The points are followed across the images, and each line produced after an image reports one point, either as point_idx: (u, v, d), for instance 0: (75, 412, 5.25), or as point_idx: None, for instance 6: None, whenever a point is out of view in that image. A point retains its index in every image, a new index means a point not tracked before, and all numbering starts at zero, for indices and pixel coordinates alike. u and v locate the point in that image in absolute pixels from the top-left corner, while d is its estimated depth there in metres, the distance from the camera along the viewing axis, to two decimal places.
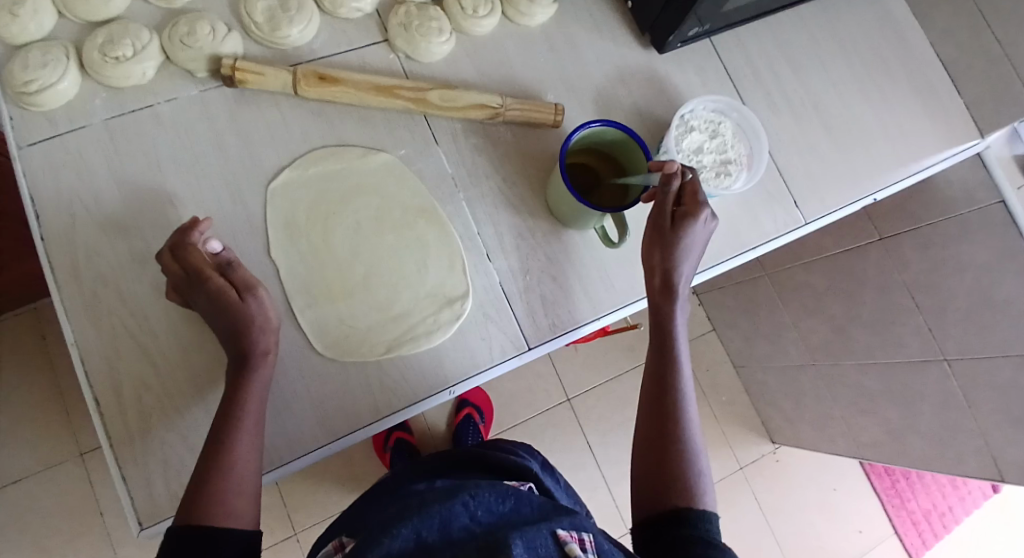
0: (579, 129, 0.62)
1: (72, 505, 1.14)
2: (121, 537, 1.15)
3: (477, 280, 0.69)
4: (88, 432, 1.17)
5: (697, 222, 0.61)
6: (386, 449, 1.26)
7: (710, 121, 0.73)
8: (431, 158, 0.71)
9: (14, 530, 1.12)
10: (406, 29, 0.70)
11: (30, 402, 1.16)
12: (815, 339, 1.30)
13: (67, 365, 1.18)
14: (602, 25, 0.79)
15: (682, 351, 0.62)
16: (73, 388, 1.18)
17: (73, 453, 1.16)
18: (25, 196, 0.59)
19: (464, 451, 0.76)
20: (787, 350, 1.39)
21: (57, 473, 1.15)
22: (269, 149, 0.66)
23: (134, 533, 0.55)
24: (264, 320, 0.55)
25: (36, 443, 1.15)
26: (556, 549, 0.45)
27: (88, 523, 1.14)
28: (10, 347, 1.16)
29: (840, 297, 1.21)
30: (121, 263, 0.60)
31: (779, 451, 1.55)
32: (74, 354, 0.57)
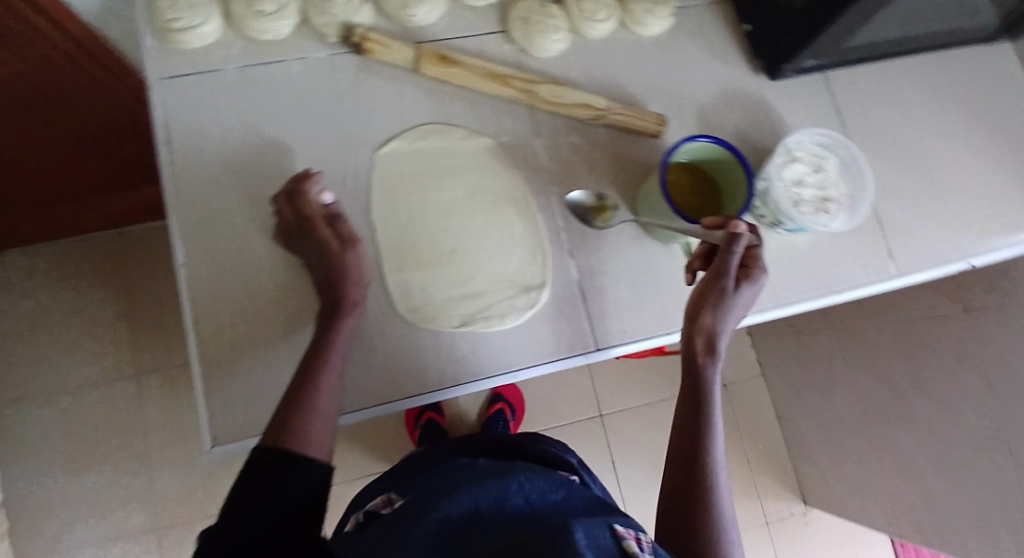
0: (723, 142, 0.63)
1: (118, 422, 1.22)
2: (156, 460, 1.22)
3: (556, 273, 0.70)
4: (146, 358, 1.25)
5: (752, 284, 0.61)
6: (416, 425, 1.29)
7: (815, 155, 0.72)
8: (531, 149, 0.73)
9: (58, 433, 1.19)
10: (525, 23, 0.72)
11: (97, 320, 1.24)
12: (870, 399, 1.26)
13: (137, 292, 1.26)
14: (716, 45, 0.80)
15: (717, 407, 0.60)
16: (139, 313, 1.26)
17: (130, 375, 1.23)
18: (158, 125, 0.64)
19: (495, 438, 0.82)
20: (838, 407, 1.36)
21: (109, 390, 1.22)
22: (380, 117, 0.70)
23: (207, 447, 0.59)
24: (359, 273, 0.59)
25: (95, 358, 1.23)
26: (613, 543, 0.44)
27: (129, 442, 1.21)
28: (91, 266, 1.25)
29: (904, 362, 1.17)
30: (234, 197, 0.64)
31: (809, 514, 1.51)
32: (181, 275, 0.62)
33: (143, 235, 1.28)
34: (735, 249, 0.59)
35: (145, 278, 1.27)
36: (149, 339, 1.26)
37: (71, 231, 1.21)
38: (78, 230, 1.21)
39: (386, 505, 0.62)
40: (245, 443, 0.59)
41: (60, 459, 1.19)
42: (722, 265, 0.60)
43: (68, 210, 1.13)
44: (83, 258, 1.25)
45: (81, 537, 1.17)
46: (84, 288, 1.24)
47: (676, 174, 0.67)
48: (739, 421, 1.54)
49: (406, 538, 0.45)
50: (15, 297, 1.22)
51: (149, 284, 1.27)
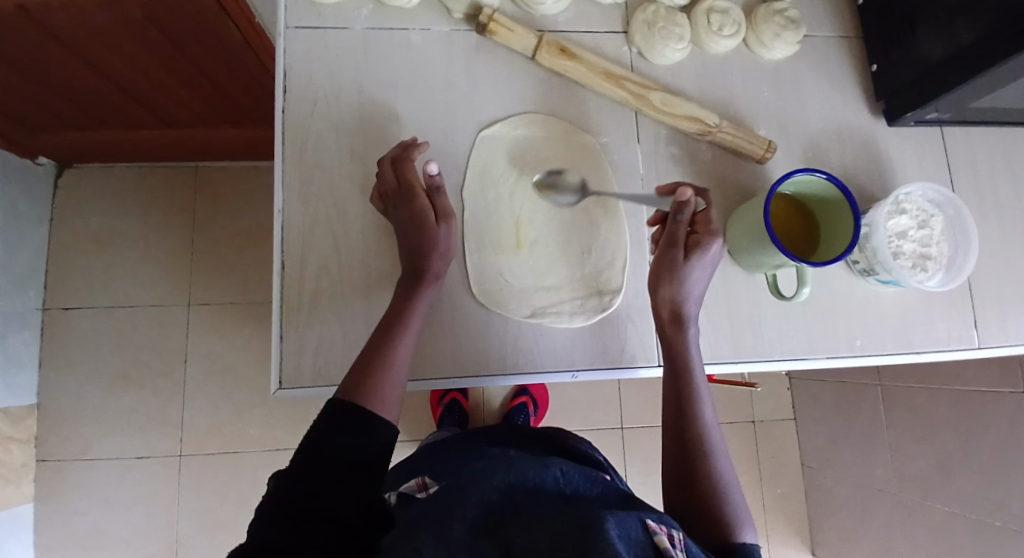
0: (841, 185, 0.61)
1: (167, 344, 1.27)
2: (196, 387, 1.27)
3: (633, 282, 0.70)
4: (202, 289, 1.29)
5: (708, 250, 0.61)
6: (440, 404, 1.30)
7: (922, 209, 0.69)
8: (629, 154, 0.72)
9: (112, 344, 1.25)
10: (649, 27, 0.71)
11: (163, 244, 1.29)
12: (910, 467, 1.22)
13: (204, 225, 1.31)
14: (836, 80, 0.77)
15: (698, 374, 0.60)
16: (203, 245, 1.30)
17: (185, 302, 1.28)
18: (280, 71, 0.66)
19: (533, 431, 0.83)
20: (873, 468, 1.33)
21: (164, 313, 1.28)
22: (490, 98, 0.70)
23: (273, 389, 0.60)
24: (446, 247, 0.60)
25: (155, 279, 1.28)
26: (644, 537, 0.42)
27: (173, 365, 1.27)
28: (167, 192, 1.30)
29: (955, 436, 1.12)
30: (339, 153, 0.66)
31: None
32: (277, 218, 0.63)
33: (219, 172, 1.32)
34: (683, 215, 0.61)
35: (215, 213, 1.31)
36: (208, 272, 1.30)
37: (155, 156, 1.27)
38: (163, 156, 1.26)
39: (420, 489, 0.62)
40: (310, 390, 0.61)
41: (109, 369, 1.25)
42: (673, 233, 0.61)
43: (158, 135, 1.18)
44: (161, 184, 1.30)
45: (115, 447, 1.23)
46: (157, 212, 1.30)
47: (781, 207, 0.66)
48: (763, 463, 1.50)
49: (447, 516, 0.45)
50: (94, 210, 1.28)
51: (218, 219, 1.31)
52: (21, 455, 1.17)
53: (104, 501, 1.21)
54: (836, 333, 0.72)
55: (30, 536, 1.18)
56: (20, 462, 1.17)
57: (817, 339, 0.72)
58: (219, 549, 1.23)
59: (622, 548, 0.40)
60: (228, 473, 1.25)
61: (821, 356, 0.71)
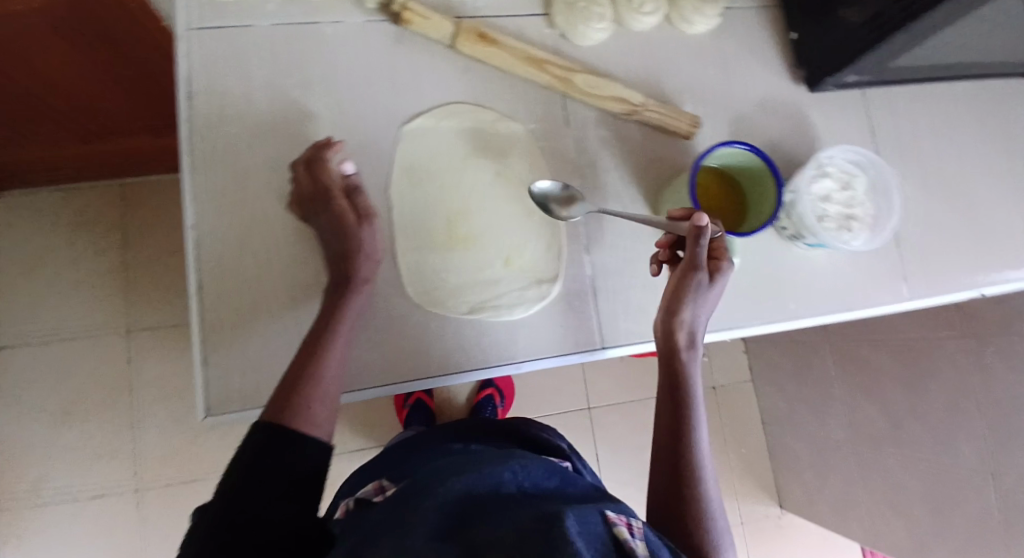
0: (764, 157, 0.62)
1: (110, 373, 1.21)
2: (146, 415, 1.21)
3: (570, 268, 0.69)
4: (142, 311, 1.23)
5: (726, 271, 0.61)
6: (404, 405, 1.27)
7: (846, 172, 0.71)
8: (559, 139, 0.71)
9: (49, 380, 1.19)
10: (569, 8, 0.70)
11: (94, 270, 1.22)
12: (862, 421, 1.27)
13: (137, 244, 1.24)
14: (758, 51, 0.78)
15: (697, 397, 0.60)
16: (139, 264, 1.24)
17: (124, 328, 1.22)
18: (182, 77, 0.62)
19: (495, 421, 0.82)
20: (828, 424, 1.37)
21: (103, 341, 1.21)
22: (411, 92, 0.68)
23: (201, 416, 0.58)
24: (372, 249, 0.58)
25: (90, 308, 1.22)
26: (604, 530, 0.42)
27: (119, 395, 1.21)
28: (92, 214, 1.23)
29: (901, 388, 1.17)
30: (253, 161, 0.62)
31: (784, 517, 1.55)
32: (190, 236, 0.60)
33: (147, 185, 1.26)
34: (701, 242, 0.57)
35: (148, 230, 1.25)
36: (145, 291, 1.24)
37: (75, 175, 1.19)
38: (82, 173, 1.19)
39: (377, 492, 0.62)
40: (240, 413, 0.58)
41: (48, 406, 1.18)
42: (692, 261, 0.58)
43: (77, 152, 1.11)
44: (85, 204, 1.23)
45: (63, 484, 1.17)
46: (84, 236, 1.22)
47: (707, 180, 0.66)
48: (726, 427, 1.55)
49: (404, 528, 0.44)
50: (13, 237, 1.20)
51: (152, 235, 1.25)
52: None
53: (55, 541, 1.16)
54: (771, 300, 0.74)
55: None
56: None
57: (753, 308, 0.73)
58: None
59: (581, 542, 0.38)
60: (187, 498, 1.20)
61: (757, 323, 0.73)
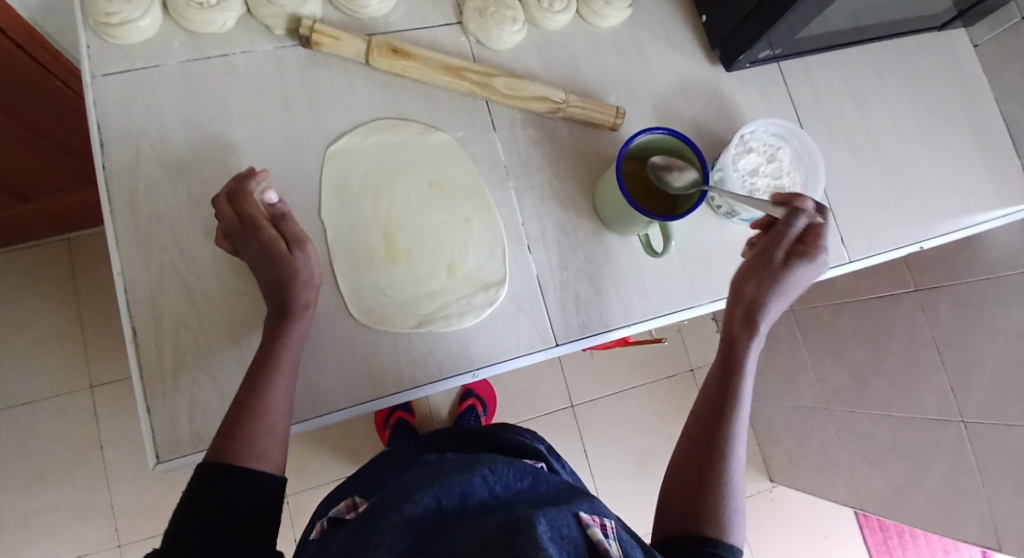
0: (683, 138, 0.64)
1: (74, 435, 1.17)
2: (117, 473, 1.17)
3: (515, 270, 0.69)
4: (103, 366, 1.20)
5: (809, 265, 0.60)
6: (386, 427, 1.26)
7: (768, 145, 0.73)
8: (487, 143, 0.71)
9: (11, 450, 1.14)
10: (481, 14, 0.71)
11: (45, 331, 1.18)
12: (832, 383, 1.29)
13: (89, 299, 1.21)
14: (673, 36, 0.80)
15: (747, 384, 0.59)
16: (92, 319, 1.21)
17: (86, 385, 1.19)
18: (93, 125, 0.61)
19: (471, 429, 0.81)
20: (801, 390, 1.39)
21: (65, 402, 1.17)
22: (332, 113, 0.67)
23: (150, 465, 0.56)
24: (309, 274, 0.58)
25: (46, 370, 1.18)
26: (578, 532, 0.43)
27: (87, 456, 1.17)
28: (37, 274, 1.19)
29: (863, 346, 1.19)
30: (176, 201, 0.61)
31: (775, 491, 1.55)
32: (119, 284, 0.59)
33: (91, 238, 1.22)
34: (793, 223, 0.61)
35: (98, 283, 1.22)
36: (101, 346, 1.21)
37: (14, 238, 1.15)
38: (19, 235, 1.15)
39: (349, 510, 0.61)
40: (191, 458, 0.57)
41: (13, 477, 1.14)
42: (778, 236, 0.62)
43: (18, 214, 1.07)
44: (27, 265, 1.19)
45: (37, 556, 1.13)
46: (31, 298, 1.19)
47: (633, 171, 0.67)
48: None
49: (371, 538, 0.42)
50: None
51: (103, 288, 1.22)
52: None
53: None
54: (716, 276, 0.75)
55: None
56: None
57: (699, 285, 0.74)
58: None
59: (553, 547, 0.39)
60: None
61: (706, 301, 0.74)
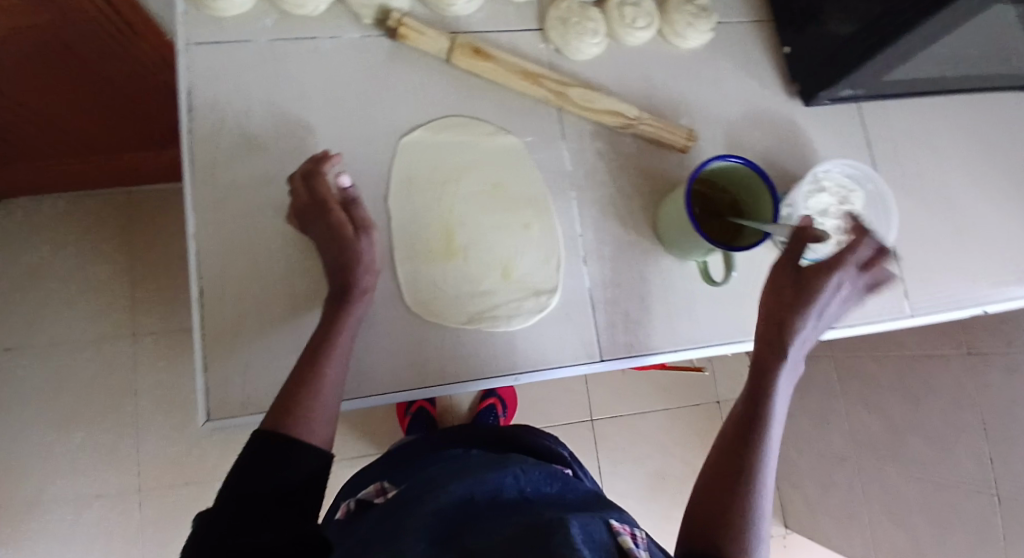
0: (756, 167, 0.62)
1: (111, 381, 1.21)
2: (145, 423, 1.21)
3: (568, 280, 0.69)
4: (146, 319, 1.24)
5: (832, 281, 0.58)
6: (405, 414, 1.27)
7: (842, 186, 0.73)
8: (554, 152, 0.71)
9: (50, 386, 1.19)
10: (563, 24, 0.71)
11: (96, 278, 1.23)
12: (863, 435, 1.27)
13: (142, 253, 1.25)
14: (751, 65, 0.79)
15: (779, 400, 0.58)
16: (140, 273, 1.25)
17: (127, 334, 1.23)
18: (182, 90, 0.63)
19: (497, 428, 0.81)
20: (831, 438, 1.36)
21: (106, 347, 1.22)
22: (409, 105, 0.68)
23: (200, 422, 0.58)
24: (370, 261, 0.59)
25: (94, 315, 1.22)
26: (608, 538, 0.41)
27: (118, 402, 1.21)
28: (96, 222, 1.24)
29: (902, 400, 1.16)
30: (252, 172, 0.63)
31: (788, 538, 1.57)
32: (191, 245, 0.61)
33: (151, 195, 1.27)
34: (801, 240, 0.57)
35: (152, 240, 1.26)
36: (148, 300, 1.25)
37: (80, 184, 1.20)
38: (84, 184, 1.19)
39: (379, 494, 0.60)
40: (239, 421, 0.59)
41: (49, 412, 1.18)
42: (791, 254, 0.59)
43: (84, 163, 1.12)
44: (92, 214, 1.24)
45: (64, 491, 1.17)
46: (86, 244, 1.23)
47: (702, 194, 0.67)
48: None
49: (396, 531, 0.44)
50: (19, 246, 1.21)
51: (156, 245, 1.26)
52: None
53: (55, 548, 1.15)
54: None
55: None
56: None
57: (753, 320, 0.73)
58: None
59: (586, 549, 0.37)
60: (188, 507, 1.20)
61: None
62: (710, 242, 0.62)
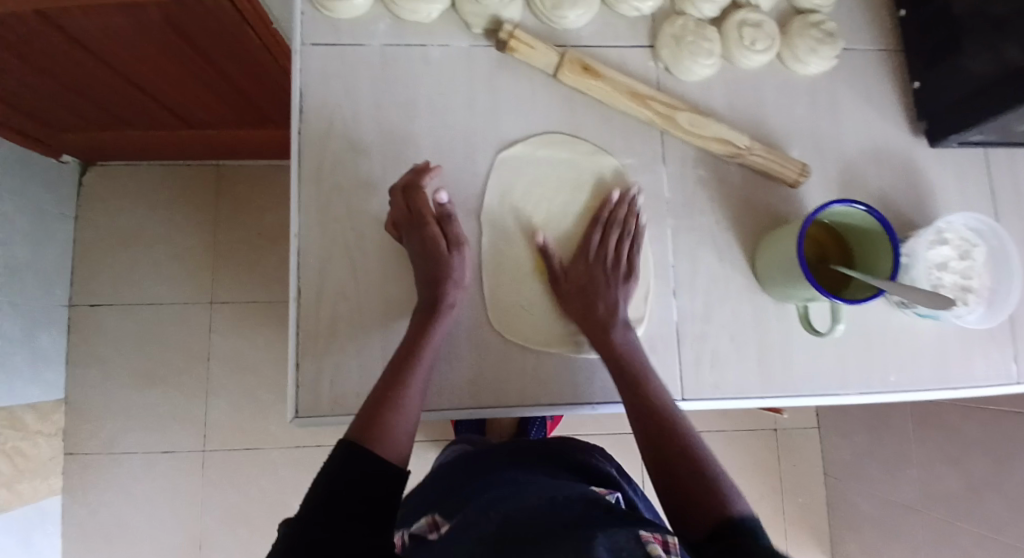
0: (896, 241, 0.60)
1: (190, 344, 1.26)
2: (217, 386, 1.26)
3: (655, 310, 0.67)
4: (225, 288, 1.28)
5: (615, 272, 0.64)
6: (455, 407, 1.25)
7: (965, 239, 0.67)
8: (654, 176, 0.69)
9: (136, 345, 1.25)
10: (676, 42, 0.68)
11: (182, 245, 1.28)
12: (938, 488, 1.18)
13: (228, 226, 1.29)
14: (874, 97, 0.74)
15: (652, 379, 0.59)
16: (225, 245, 1.29)
17: (206, 301, 1.28)
18: (296, 91, 0.64)
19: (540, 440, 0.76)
20: (903, 487, 1.27)
21: (187, 311, 1.27)
22: (511, 119, 0.68)
23: (289, 416, 0.61)
24: (460, 278, 0.61)
25: (179, 279, 1.27)
26: (635, 545, 0.40)
27: (194, 365, 1.26)
28: (188, 193, 1.29)
29: (988, 462, 1.07)
30: (356, 178, 0.65)
31: None
32: (294, 245, 0.63)
33: (238, 170, 1.30)
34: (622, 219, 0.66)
35: (238, 213, 1.29)
36: (228, 271, 1.29)
37: (177, 154, 1.25)
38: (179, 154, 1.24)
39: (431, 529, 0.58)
40: (326, 419, 0.61)
41: (133, 367, 1.25)
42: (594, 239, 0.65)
43: (183, 135, 1.17)
44: (185, 184, 1.29)
45: (138, 442, 1.23)
46: (176, 212, 1.28)
47: (821, 234, 0.65)
48: (785, 475, 1.43)
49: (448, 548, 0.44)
50: (119, 210, 1.28)
51: (240, 217, 1.29)
52: (49, 449, 1.18)
53: (128, 494, 1.22)
54: (869, 366, 0.71)
55: (56, 528, 1.19)
56: (48, 456, 1.18)
57: (851, 373, 0.70)
58: (243, 546, 1.22)
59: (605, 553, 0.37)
60: (248, 473, 1.24)
61: (854, 391, 0.70)
62: (828, 296, 0.59)
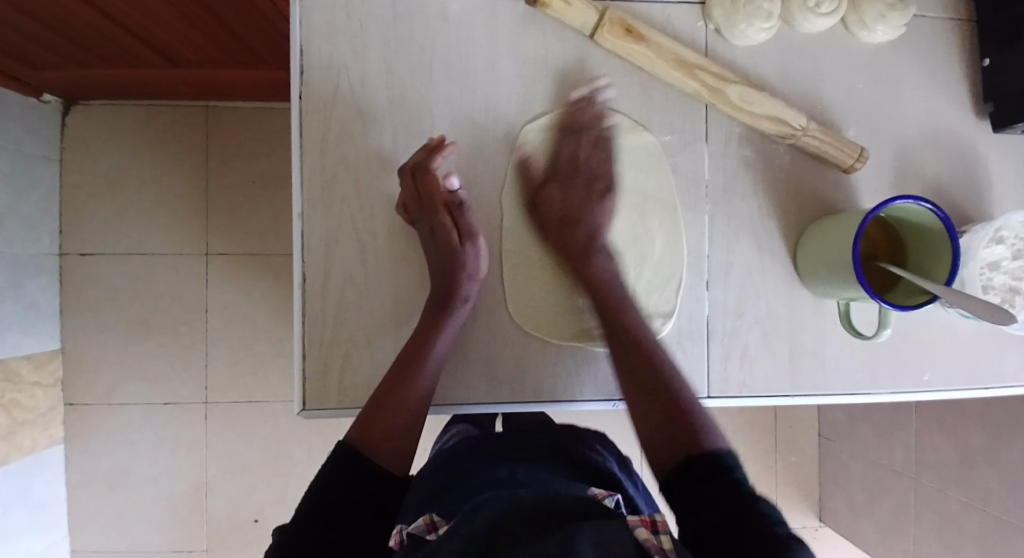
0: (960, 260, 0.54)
1: (183, 295, 1.19)
2: (216, 337, 1.20)
3: (687, 304, 0.62)
4: (218, 236, 1.19)
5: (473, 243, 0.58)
6: None
7: (1021, 238, 0.62)
8: (694, 156, 0.62)
9: (127, 297, 1.18)
10: (732, 0, 0.59)
11: (171, 189, 1.18)
12: (932, 457, 1.09)
13: (219, 167, 1.19)
14: (942, 71, 0.66)
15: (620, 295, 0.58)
16: (217, 190, 1.19)
17: (200, 251, 1.19)
18: (297, 47, 0.56)
19: (538, 433, 0.69)
20: (893, 452, 1.18)
21: (180, 260, 1.18)
22: (539, 87, 0.60)
23: (295, 409, 0.56)
24: (474, 269, 0.57)
25: (170, 227, 1.18)
26: (626, 534, 0.40)
27: (191, 316, 1.19)
28: (174, 134, 1.18)
29: (985, 434, 0.98)
30: (366, 150, 0.58)
31: (821, 530, 1.33)
32: (297, 223, 0.56)
33: (229, 111, 1.18)
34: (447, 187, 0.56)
35: (228, 156, 1.19)
36: (220, 218, 1.19)
37: (163, 94, 1.14)
38: (165, 93, 1.13)
39: (429, 531, 0.46)
40: (333, 413, 0.57)
41: (125, 318, 1.18)
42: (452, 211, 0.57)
43: (162, 74, 1.04)
44: (174, 122, 1.18)
45: (140, 393, 1.18)
46: (166, 154, 1.18)
47: (889, 223, 0.59)
48: (778, 431, 1.31)
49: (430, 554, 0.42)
50: (103, 150, 1.17)
51: (231, 162, 1.19)
52: (46, 400, 1.13)
53: (130, 445, 1.18)
54: (903, 365, 0.66)
55: (59, 476, 1.16)
56: (46, 406, 1.13)
57: (883, 371, 0.65)
58: (247, 496, 1.20)
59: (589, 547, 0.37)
60: (243, 430, 1.21)
61: (885, 390, 0.65)
62: (880, 300, 0.54)
